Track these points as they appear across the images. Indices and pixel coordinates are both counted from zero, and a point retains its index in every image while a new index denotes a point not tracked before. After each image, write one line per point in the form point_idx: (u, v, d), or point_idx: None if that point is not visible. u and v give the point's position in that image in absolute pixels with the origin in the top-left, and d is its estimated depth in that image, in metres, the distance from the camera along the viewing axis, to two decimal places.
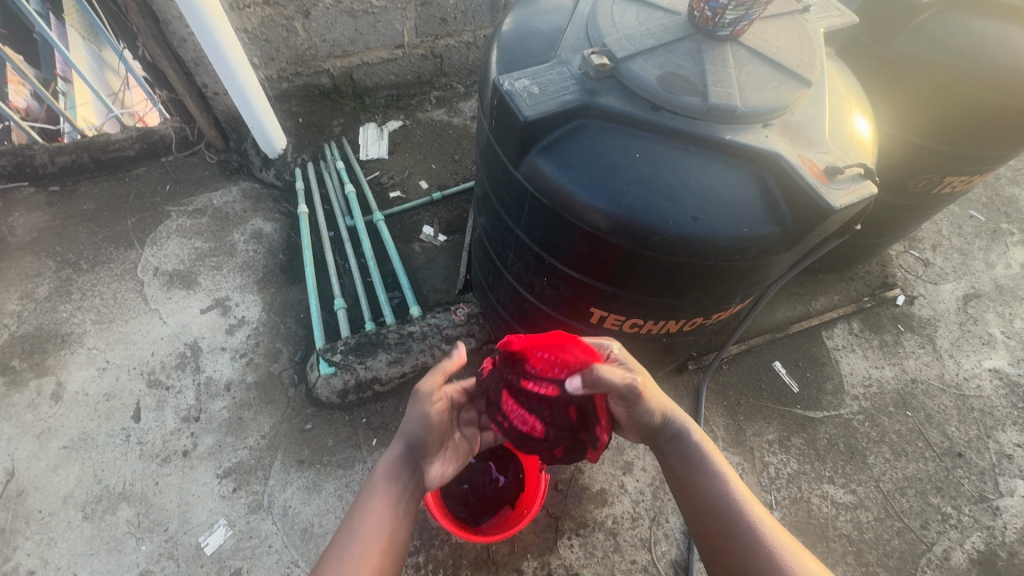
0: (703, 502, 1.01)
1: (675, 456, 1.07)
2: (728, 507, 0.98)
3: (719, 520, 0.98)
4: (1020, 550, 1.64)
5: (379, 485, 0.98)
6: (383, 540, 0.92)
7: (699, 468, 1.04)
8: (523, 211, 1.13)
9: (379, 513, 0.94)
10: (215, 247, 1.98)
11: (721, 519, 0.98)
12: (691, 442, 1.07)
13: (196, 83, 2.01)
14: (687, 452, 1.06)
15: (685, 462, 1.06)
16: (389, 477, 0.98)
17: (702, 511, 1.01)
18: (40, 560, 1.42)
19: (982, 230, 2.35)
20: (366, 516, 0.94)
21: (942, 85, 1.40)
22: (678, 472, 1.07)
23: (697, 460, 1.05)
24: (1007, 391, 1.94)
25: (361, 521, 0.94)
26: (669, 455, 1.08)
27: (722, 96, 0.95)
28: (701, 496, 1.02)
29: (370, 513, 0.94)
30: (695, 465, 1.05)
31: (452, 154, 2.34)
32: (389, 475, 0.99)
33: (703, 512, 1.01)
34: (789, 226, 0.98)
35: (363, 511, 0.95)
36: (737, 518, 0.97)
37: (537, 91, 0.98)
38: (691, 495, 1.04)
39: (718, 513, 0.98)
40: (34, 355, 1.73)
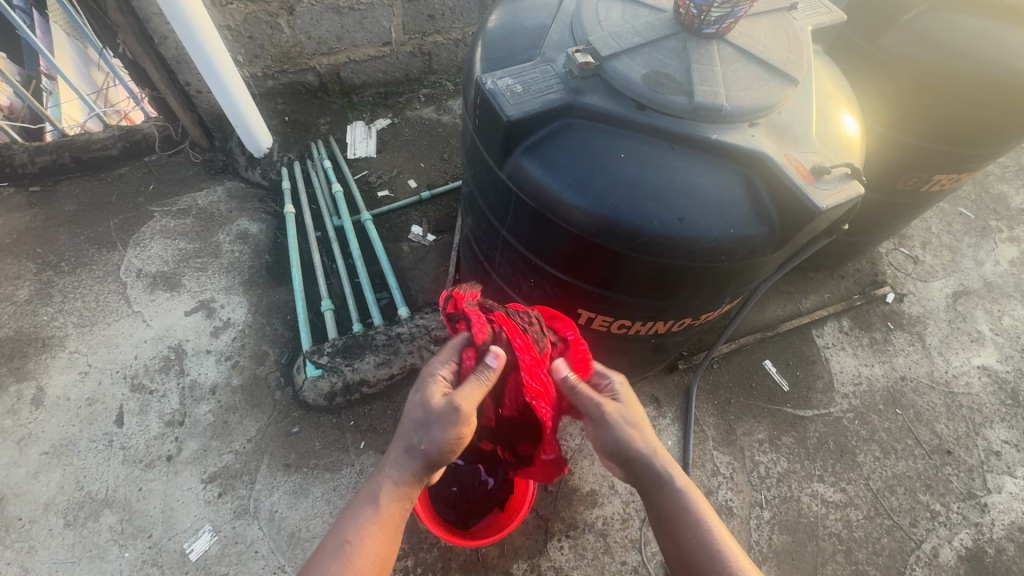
0: (689, 553, 0.97)
1: (657, 503, 1.02)
2: (712, 559, 0.95)
3: (706, 573, 0.95)
4: (1008, 546, 1.64)
5: (386, 495, 0.97)
6: (379, 556, 0.94)
7: (683, 515, 0.99)
8: (509, 212, 1.11)
9: (381, 531, 0.95)
10: (200, 247, 1.95)
11: (708, 573, 0.94)
12: (672, 488, 1.01)
13: (178, 82, 1.97)
14: (669, 498, 1.01)
15: (668, 510, 1.01)
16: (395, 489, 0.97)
17: (689, 564, 0.97)
18: (20, 569, 1.39)
19: (971, 227, 2.35)
20: (365, 527, 0.95)
21: (929, 83, 1.40)
22: (661, 519, 1.02)
23: (679, 508, 1.00)
24: (995, 388, 1.94)
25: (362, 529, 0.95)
26: (652, 497, 1.02)
27: (707, 95, 0.94)
28: (687, 548, 0.98)
29: (371, 525, 0.95)
30: (678, 514, 1.00)
31: (441, 152, 2.32)
32: (397, 488, 0.98)
33: (689, 563, 0.97)
34: (776, 227, 0.97)
35: (363, 522, 0.95)
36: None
37: (521, 90, 0.97)
38: (676, 544, 0.99)
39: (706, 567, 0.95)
40: (14, 359, 1.69)
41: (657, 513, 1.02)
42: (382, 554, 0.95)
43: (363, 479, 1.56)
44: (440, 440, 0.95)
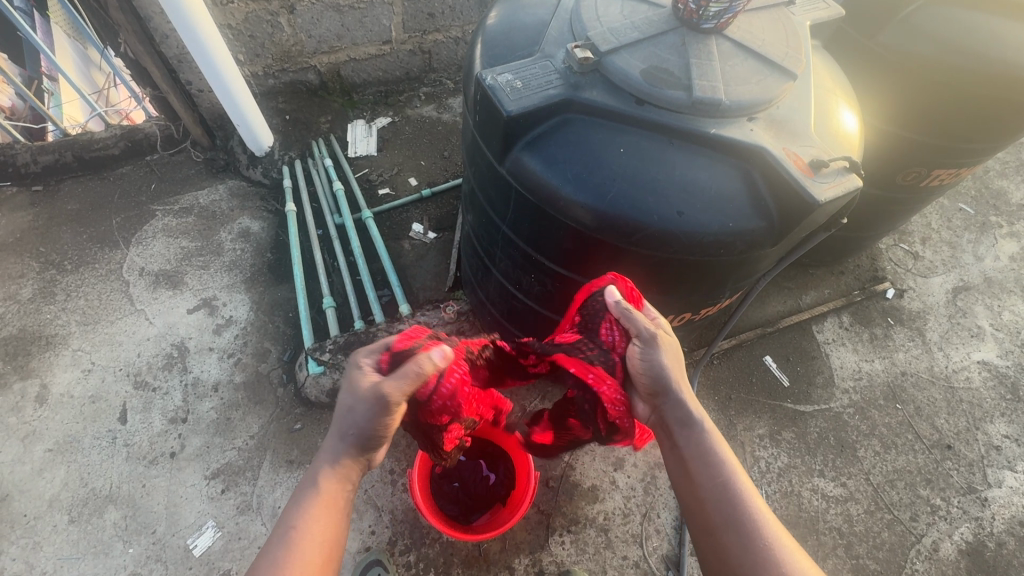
0: (707, 497, 0.89)
1: (679, 443, 0.93)
2: (733, 503, 0.87)
3: (724, 521, 0.86)
4: (1008, 540, 1.65)
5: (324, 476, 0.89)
6: (321, 542, 0.84)
7: (708, 457, 0.91)
8: (509, 207, 1.11)
9: (316, 514, 0.86)
10: (202, 246, 1.96)
11: (726, 520, 0.86)
12: (700, 428, 0.93)
13: (180, 81, 1.98)
14: (694, 441, 0.93)
15: (692, 451, 0.92)
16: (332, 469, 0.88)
17: (706, 508, 0.88)
18: (25, 565, 1.40)
19: (971, 222, 2.36)
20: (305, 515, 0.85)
21: (928, 78, 1.40)
22: (680, 460, 0.93)
23: (704, 450, 0.92)
24: (995, 382, 1.95)
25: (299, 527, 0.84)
26: (676, 436, 0.94)
27: (706, 89, 0.94)
28: (706, 493, 0.89)
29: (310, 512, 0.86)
30: (702, 456, 0.91)
31: (442, 150, 2.33)
32: (334, 469, 0.89)
33: (707, 508, 0.88)
34: (775, 220, 0.98)
35: (301, 509, 0.86)
36: (745, 523, 0.85)
37: (521, 86, 0.97)
38: (694, 487, 0.91)
39: (724, 513, 0.87)
40: (17, 357, 1.70)
41: (679, 454, 0.94)
42: (323, 541, 0.84)
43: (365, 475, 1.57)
44: (373, 414, 0.87)
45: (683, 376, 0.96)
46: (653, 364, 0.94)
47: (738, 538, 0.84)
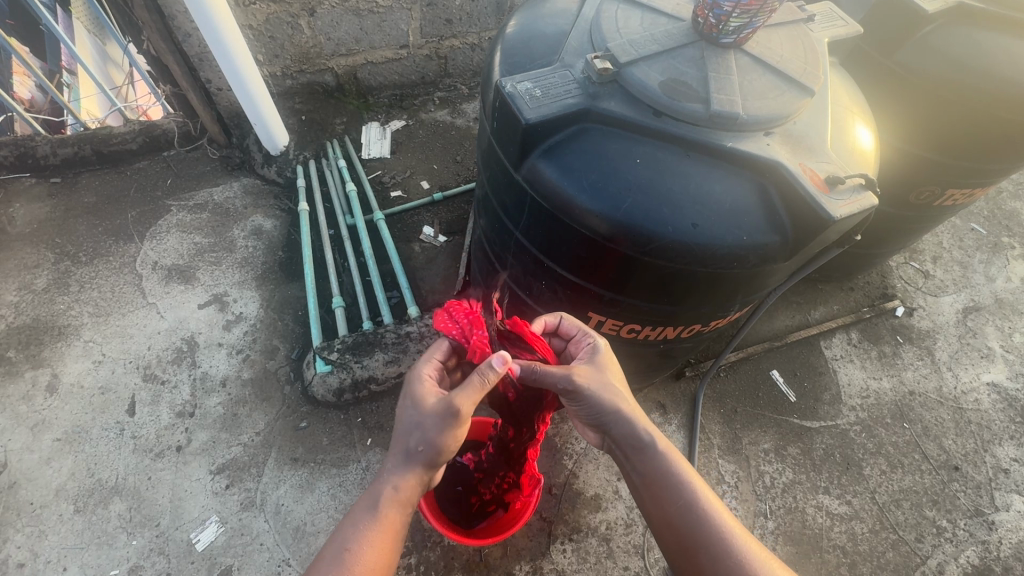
0: (676, 521, 0.96)
1: (642, 470, 1.02)
2: (701, 523, 0.94)
3: (695, 541, 0.93)
4: (1015, 565, 1.63)
5: (384, 500, 0.93)
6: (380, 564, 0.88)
7: (668, 480, 0.99)
8: (523, 214, 1.12)
9: (380, 539, 0.90)
10: (215, 242, 1.98)
11: (697, 537, 0.93)
12: (659, 454, 1.01)
13: (199, 79, 2.00)
14: (654, 464, 1.01)
15: (652, 474, 1.00)
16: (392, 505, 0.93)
17: (670, 528, 0.97)
18: (30, 553, 1.41)
19: (983, 243, 2.34)
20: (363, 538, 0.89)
21: (943, 98, 1.40)
22: (645, 484, 1.01)
23: (664, 472, 1.00)
24: (1005, 405, 1.93)
25: (364, 536, 0.89)
26: (636, 464, 1.02)
27: (724, 103, 0.95)
28: (672, 516, 0.97)
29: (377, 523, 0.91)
30: (664, 479, 0.99)
31: (454, 155, 2.34)
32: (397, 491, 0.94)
33: (675, 532, 0.96)
34: (789, 235, 0.98)
35: (363, 527, 0.90)
36: (714, 540, 0.92)
37: (540, 94, 0.98)
38: (664, 517, 0.98)
39: (691, 528, 0.94)
40: (30, 346, 1.72)
41: (643, 480, 1.01)
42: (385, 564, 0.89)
43: (369, 476, 1.57)
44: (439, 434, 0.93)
45: (627, 398, 1.03)
46: (591, 400, 1.01)
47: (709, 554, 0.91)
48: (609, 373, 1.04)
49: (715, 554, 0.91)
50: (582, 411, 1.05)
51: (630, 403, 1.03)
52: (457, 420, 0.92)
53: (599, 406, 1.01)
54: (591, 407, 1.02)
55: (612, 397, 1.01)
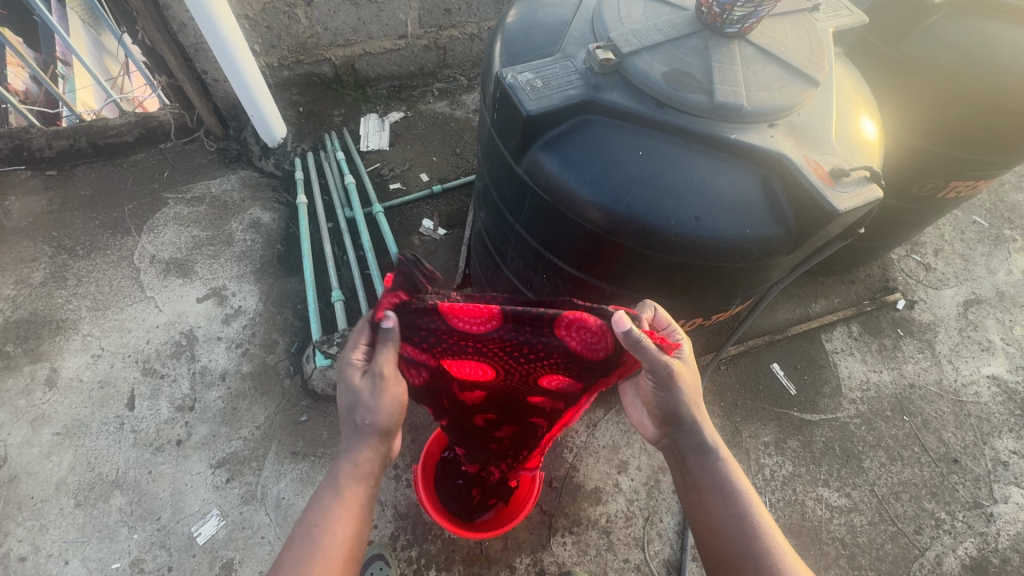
0: (724, 525, 0.92)
1: (697, 471, 0.99)
2: (752, 535, 0.90)
3: (742, 553, 0.89)
4: (1013, 557, 1.64)
5: (345, 476, 0.93)
6: (348, 545, 0.87)
7: (723, 487, 0.95)
8: (523, 206, 1.11)
9: (348, 513, 0.90)
10: (213, 235, 1.97)
11: (743, 541, 0.90)
12: (715, 457, 0.98)
13: (195, 70, 1.98)
14: (712, 468, 0.97)
15: (706, 477, 0.97)
16: (354, 479, 0.93)
17: (716, 535, 0.93)
18: (31, 547, 1.41)
19: (985, 236, 2.33)
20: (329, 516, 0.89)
21: (948, 89, 1.39)
22: (697, 485, 0.98)
23: (717, 476, 0.97)
24: (1005, 398, 1.93)
25: (330, 512, 0.89)
26: (693, 466, 0.99)
27: (728, 94, 0.93)
28: (721, 522, 0.93)
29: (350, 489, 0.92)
30: (718, 482, 0.96)
31: (454, 147, 2.32)
32: (356, 467, 0.94)
33: (721, 542, 0.92)
34: (792, 228, 0.97)
35: (329, 502, 0.90)
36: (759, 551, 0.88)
37: (541, 86, 0.97)
38: (710, 521, 0.94)
39: (737, 533, 0.91)
40: (28, 340, 1.72)
41: (696, 481, 0.98)
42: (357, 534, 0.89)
43: None
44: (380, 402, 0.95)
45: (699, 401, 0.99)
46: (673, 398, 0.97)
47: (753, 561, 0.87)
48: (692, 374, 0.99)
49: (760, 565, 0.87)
50: (656, 404, 1.01)
51: (700, 405, 0.99)
52: (387, 384, 0.95)
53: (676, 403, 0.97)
54: (666, 403, 0.98)
55: (690, 398, 0.98)
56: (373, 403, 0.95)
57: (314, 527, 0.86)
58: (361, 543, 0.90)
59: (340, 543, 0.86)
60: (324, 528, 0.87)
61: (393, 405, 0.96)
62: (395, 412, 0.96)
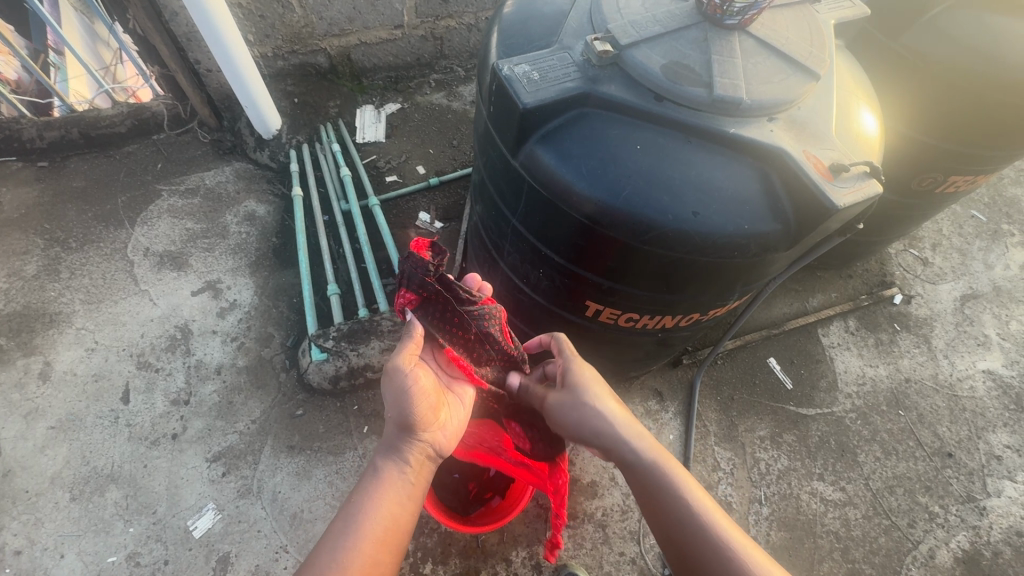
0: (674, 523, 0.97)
1: (640, 478, 1.05)
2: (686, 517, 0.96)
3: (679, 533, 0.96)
4: (1005, 550, 1.65)
5: (382, 465, 0.96)
6: (389, 531, 0.88)
7: (655, 480, 1.03)
8: (520, 201, 1.10)
9: (387, 502, 0.91)
10: (207, 228, 1.95)
11: (689, 536, 0.94)
12: (650, 460, 1.05)
13: (188, 60, 1.95)
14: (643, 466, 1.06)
15: (649, 483, 1.03)
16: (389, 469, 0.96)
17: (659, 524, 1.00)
18: (27, 540, 1.41)
19: (983, 230, 2.33)
20: (369, 503, 0.90)
21: (949, 83, 1.38)
22: (644, 493, 1.03)
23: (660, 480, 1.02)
24: (1000, 393, 1.94)
25: (370, 501, 0.91)
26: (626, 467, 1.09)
27: (727, 87, 0.92)
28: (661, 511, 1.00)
29: (387, 480, 0.94)
30: (660, 486, 1.01)
31: (451, 139, 2.30)
32: (391, 458, 0.97)
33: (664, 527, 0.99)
34: (790, 223, 0.97)
35: (368, 492, 0.92)
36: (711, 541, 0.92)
37: (538, 78, 0.96)
38: (662, 525, 0.99)
39: (686, 529, 0.95)
40: (21, 334, 1.70)
41: (641, 490, 1.04)
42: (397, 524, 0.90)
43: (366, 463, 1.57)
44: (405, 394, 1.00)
45: (618, 407, 1.14)
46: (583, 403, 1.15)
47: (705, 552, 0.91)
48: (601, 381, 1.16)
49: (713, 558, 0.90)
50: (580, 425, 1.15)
51: (621, 413, 1.13)
52: (407, 377, 1.01)
53: (589, 412, 1.13)
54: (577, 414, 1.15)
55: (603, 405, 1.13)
56: (398, 396, 1.00)
57: (349, 517, 0.88)
58: (401, 530, 0.90)
59: (381, 526, 0.88)
60: (362, 517, 0.88)
61: (416, 396, 1.00)
62: (419, 402, 1.00)
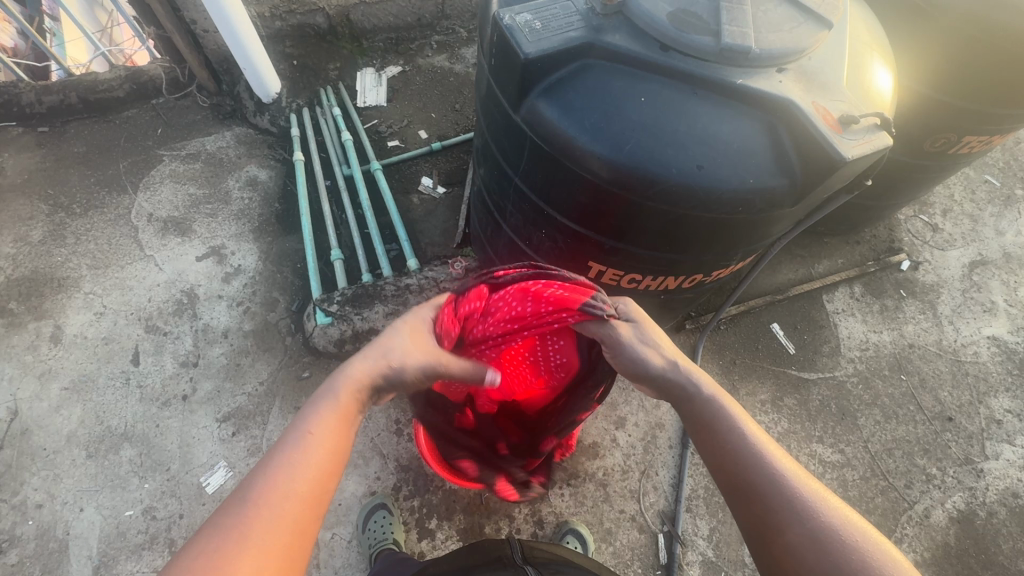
0: (727, 465, 0.79)
1: (690, 415, 0.86)
2: (753, 460, 0.77)
3: (751, 482, 0.76)
4: (999, 510, 1.67)
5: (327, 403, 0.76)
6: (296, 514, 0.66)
7: (717, 419, 0.83)
8: (522, 157, 1.08)
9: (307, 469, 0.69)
10: (210, 193, 1.95)
11: (755, 481, 0.75)
12: (702, 395, 0.85)
13: (184, 20, 1.88)
14: (700, 405, 0.85)
15: (700, 420, 0.85)
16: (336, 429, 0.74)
17: (724, 470, 0.79)
18: (47, 495, 1.46)
19: (996, 195, 2.29)
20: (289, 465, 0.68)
21: (969, 36, 1.32)
22: (694, 432, 0.86)
23: (714, 415, 0.84)
24: (1003, 358, 1.93)
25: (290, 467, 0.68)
26: (683, 409, 0.88)
27: (737, 35, 0.88)
28: (722, 454, 0.80)
29: (326, 419, 0.74)
30: (709, 417, 0.83)
31: (453, 103, 2.26)
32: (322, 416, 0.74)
33: (731, 473, 0.78)
34: (797, 177, 0.95)
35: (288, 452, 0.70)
36: (773, 486, 0.74)
37: (540, 27, 0.93)
38: (719, 459, 0.80)
39: (754, 473, 0.76)
40: (31, 298, 1.73)
41: (693, 429, 0.86)
42: (313, 500, 0.68)
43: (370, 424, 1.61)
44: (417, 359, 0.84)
45: (665, 345, 0.92)
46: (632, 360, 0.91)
47: (769, 502, 0.73)
48: (653, 331, 0.93)
49: (789, 514, 0.71)
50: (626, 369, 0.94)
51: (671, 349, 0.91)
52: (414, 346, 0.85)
53: (626, 371, 0.94)
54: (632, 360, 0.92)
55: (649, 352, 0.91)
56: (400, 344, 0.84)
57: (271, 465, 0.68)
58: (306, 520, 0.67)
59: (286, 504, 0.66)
60: (262, 478, 0.67)
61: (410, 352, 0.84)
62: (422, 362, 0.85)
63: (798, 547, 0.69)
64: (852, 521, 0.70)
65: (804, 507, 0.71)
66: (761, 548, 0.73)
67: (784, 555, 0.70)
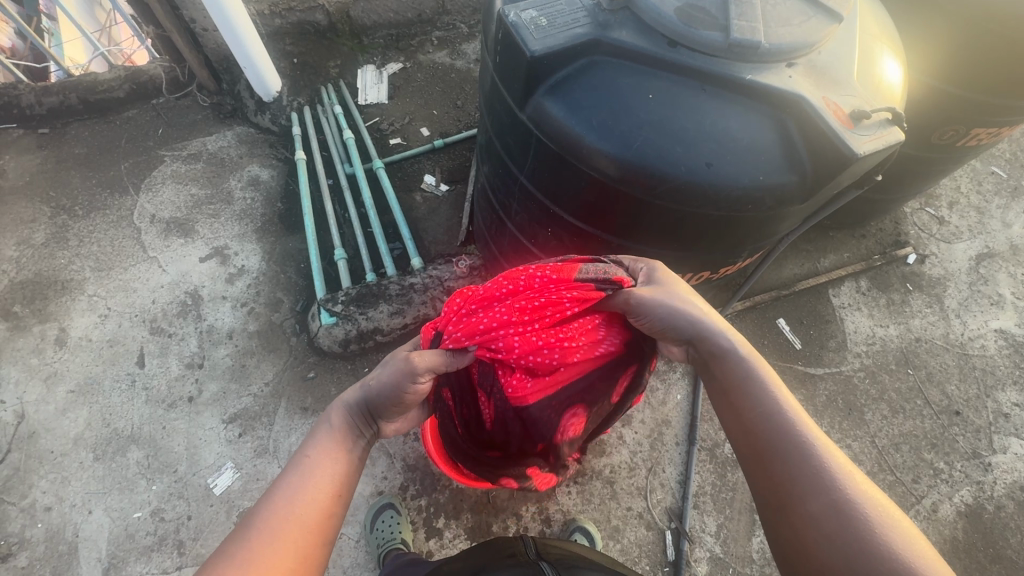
0: (754, 429, 0.78)
1: (722, 378, 0.86)
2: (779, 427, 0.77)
3: (773, 447, 0.75)
4: (1007, 504, 1.67)
5: (326, 434, 0.81)
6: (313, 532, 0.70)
7: (747, 385, 0.83)
8: (528, 156, 1.07)
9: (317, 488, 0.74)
10: (212, 194, 1.94)
11: (778, 447, 0.75)
12: (735, 357, 0.86)
13: (183, 19, 1.87)
14: (734, 368, 0.85)
15: (733, 379, 0.85)
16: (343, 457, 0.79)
17: (748, 434, 0.79)
18: (55, 498, 1.46)
19: (1002, 187, 2.27)
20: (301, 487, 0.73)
21: (977, 27, 1.31)
22: (724, 394, 0.86)
23: (746, 379, 0.83)
24: (1011, 351, 1.92)
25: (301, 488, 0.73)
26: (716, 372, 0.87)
27: (746, 30, 0.87)
28: (749, 420, 0.80)
29: (327, 443, 0.80)
30: (739, 380, 0.84)
31: (455, 99, 2.24)
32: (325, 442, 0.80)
33: (756, 436, 0.78)
34: (807, 173, 0.94)
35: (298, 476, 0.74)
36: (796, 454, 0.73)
37: (546, 24, 0.92)
38: (744, 424, 0.80)
39: (778, 438, 0.76)
40: (35, 301, 1.73)
41: (723, 392, 0.86)
42: (325, 517, 0.72)
43: None
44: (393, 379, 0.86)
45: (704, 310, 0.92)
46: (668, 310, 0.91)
47: (792, 470, 0.72)
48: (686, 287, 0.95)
49: (807, 483, 0.70)
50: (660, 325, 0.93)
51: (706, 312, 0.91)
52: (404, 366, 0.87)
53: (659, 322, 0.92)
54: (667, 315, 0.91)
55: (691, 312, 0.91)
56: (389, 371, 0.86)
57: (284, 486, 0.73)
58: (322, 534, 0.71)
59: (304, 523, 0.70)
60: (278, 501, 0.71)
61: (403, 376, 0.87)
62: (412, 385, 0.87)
63: (815, 516, 0.68)
64: (879, 502, 0.68)
65: (826, 478, 0.70)
66: (773, 514, 0.74)
67: (800, 521, 0.70)
